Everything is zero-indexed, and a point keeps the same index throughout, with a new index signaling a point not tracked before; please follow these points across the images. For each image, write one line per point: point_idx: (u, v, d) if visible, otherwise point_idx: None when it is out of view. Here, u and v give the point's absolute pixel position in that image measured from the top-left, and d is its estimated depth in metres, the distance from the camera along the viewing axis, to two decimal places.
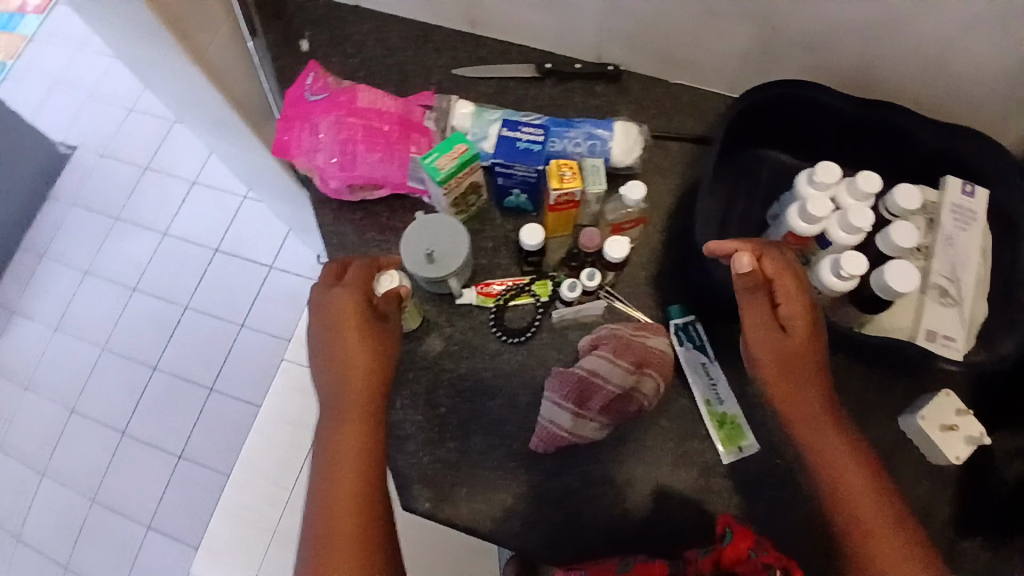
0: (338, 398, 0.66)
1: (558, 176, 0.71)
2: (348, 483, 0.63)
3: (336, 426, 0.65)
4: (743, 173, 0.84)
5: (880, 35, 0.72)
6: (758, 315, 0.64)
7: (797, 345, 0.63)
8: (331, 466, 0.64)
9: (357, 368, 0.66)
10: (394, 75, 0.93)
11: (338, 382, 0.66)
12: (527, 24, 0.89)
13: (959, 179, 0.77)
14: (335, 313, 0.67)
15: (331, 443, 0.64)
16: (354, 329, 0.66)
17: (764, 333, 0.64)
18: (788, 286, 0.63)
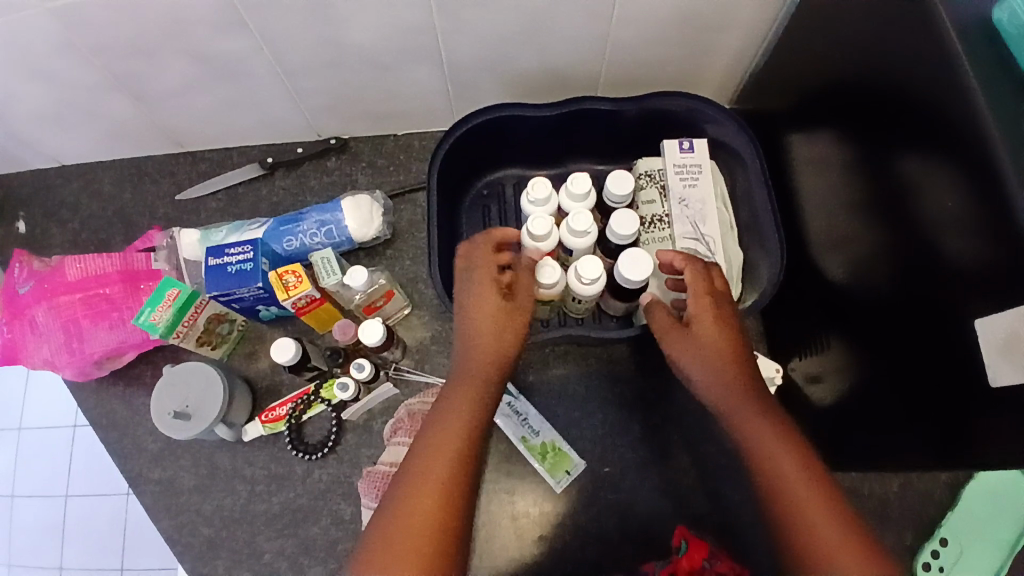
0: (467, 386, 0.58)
1: (283, 286, 0.67)
2: (425, 520, 0.51)
3: (447, 420, 0.55)
4: (488, 198, 0.84)
5: (534, 40, 0.72)
6: (663, 320, 0.65)
7: (713, 335, 0.61)
8: (416, 481, 0.52)
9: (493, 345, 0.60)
10: (120, 225, 0.88)
11: (466, 372, 0.59)
12: (229, 128, 0.85)
13: (676, 137, 0.77)
14: (472, 297, 0.62)
15: (432, 446, 0.54)
16: (489, 306, 0.61)
17: (675, 334, 0.63)
18: (698, 287, 0.64)
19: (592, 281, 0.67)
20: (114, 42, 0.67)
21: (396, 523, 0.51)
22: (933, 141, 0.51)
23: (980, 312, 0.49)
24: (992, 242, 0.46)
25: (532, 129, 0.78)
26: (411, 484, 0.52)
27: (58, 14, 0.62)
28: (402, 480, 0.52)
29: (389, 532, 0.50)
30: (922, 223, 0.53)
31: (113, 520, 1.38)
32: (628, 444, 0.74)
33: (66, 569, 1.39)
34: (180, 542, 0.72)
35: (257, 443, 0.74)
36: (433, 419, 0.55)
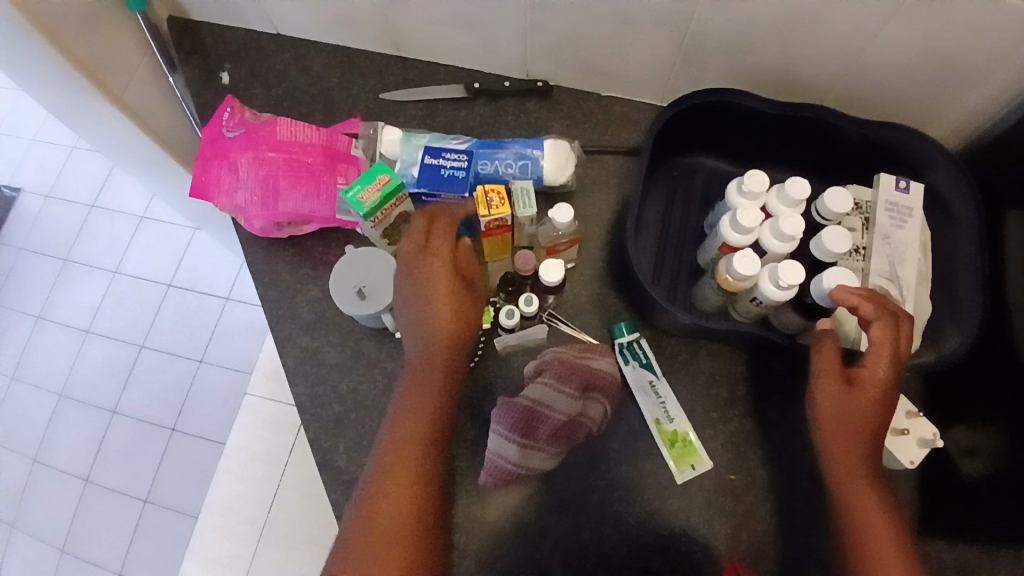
0: (416, 399, 0.65)
1: (485, 203, 0.69)
2: (398, 509, 0.60)
3: (405, 434, 0.64)
4: (678, 182, 0.83)
5: (797, 34, 0.70)
6: (829, 360, 0.64)
7: (862, 405, 0.62)
8: (401, 432, 0.64)
9: (443, 330, 0.67)
10: (319, 104, 0.92)
11: (402, 395, 0.66)
12: (449, 43, 0.87)
13: (894, 175, 0.75)
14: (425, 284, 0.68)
15: (408, 405, 0.65)
16: (439, 292, 0.67)
17: (832, 382, 0.64)
18: (883, 350, 0.62)
19: (790, 287, 0.65)
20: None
21: (377, 498, 0.61)
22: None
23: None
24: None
25: (750, 124, 0.77)
26: (385, 473, 0.62)
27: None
28: (399, 411, 0.65)
29: (369, 514, 0.60)
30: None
31: (180, 379, 1.54)
32: (758, 458, 0.72)
33: (120, 411, 1.54)
34: (309, 410, 0.75)
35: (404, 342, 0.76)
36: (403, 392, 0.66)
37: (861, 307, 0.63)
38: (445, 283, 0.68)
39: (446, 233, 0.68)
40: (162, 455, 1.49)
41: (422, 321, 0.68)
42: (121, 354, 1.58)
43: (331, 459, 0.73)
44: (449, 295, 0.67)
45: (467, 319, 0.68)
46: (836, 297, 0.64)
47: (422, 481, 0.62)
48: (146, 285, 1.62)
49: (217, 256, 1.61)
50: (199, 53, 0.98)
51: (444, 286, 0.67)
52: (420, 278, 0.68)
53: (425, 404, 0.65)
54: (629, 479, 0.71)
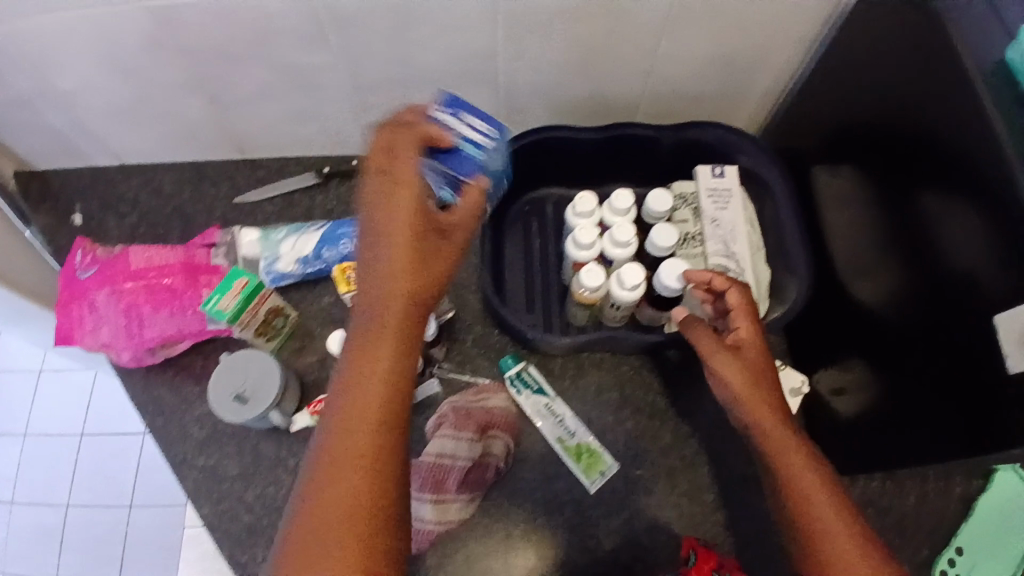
0: (369, 385, 0.52)
1: (346, 280, 0.73)
2: (353, 497, 0.49)
3: (359, 396, 0.51)
4: (531, 216, 0.89)
5: (589, 66, 0.78)
6: (708, 339, 0.68)
7: (750, 368, 0.66)
8: (348, 426, 0.51)
9: (399, 299, 0.54)
10: (177, 222, 0.93)
11: (350, 382, 0.52)
12: (291, 137, 0.91)
13: (709, 164, 0.83)
14: (378, 227, 0.54)
15: (351, 389, 0.52)
16: (405, 243, 0.53)
17: (722, 354, 0.66)
18: (743, 312, 0.68)
19: (635, 287, 0.72)
20: (213, 46, 0.74)
21: (330, 479, 0.49)
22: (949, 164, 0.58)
23: (1001, 309, 0.53)
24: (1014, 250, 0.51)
25: (577, 149, 0.84)
26: (331, 473, 0.49)
27: (160, 13, 0.69)
28: (342, 399, 0.52)
29: (312, 520, 0.48)
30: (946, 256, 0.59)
31: (113, 529, 1.45)
32: (659, 451, 0.77)
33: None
34: (221, 525, 0.75)
35: (303, 431, 0.77)
36: (343, 380, 0.52)
37: (715, 279, 0.70)
38: (413, 229, 0.54)
39: (414, 154, 0.55)
40: None
41: (372, 284, 0.54)
42: (47, 519, 1.48)
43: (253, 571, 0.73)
44: (414, 249, 0.54)
45: (425, 277, 0.54)
46: (691, 277, 0.71)
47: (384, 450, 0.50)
48: (59, 442, 1.53)
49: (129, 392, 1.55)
50: (47, 199, 0.97)
51: (400, 238, 0.54)
52: (376, 215, 0.54)
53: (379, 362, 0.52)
54: (547, 505, 0.74)
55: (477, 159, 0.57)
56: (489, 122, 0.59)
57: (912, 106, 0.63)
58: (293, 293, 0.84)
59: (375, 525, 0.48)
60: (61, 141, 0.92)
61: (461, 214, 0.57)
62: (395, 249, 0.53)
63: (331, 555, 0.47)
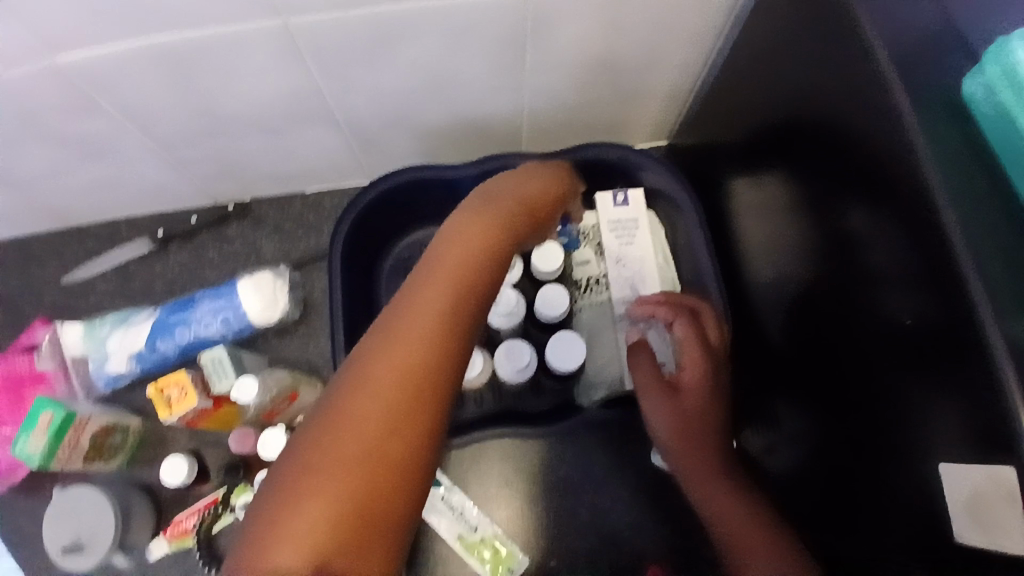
0: (458, 263, 0.42)
1: (166, 403, 0.59)
2: (407, 373, 0.36)
3: (438, 271, 0.41)
4: (410, 265, 0.76)
5: (443, 90, 0.62)
6: (647, 379, 0.60)
7: (685, 411, 0.58)
8: (425, 294, 0.40)
9: (520, 214, 0.49)
10: (3, 315, 0.79)
11: (440, 255, 0.43)
12: (112, 201, 0.75)
13: (610, 189, 0.69)
14: (511, 173, 0.54)
15: (438, 265, 0.42)
16: (538, 189, 0.53)
17: (658, 399, 0.59)
18: (688, 345, 0.59)
19: (521, 369, 0.61)
20: None
21: (383, 336, 0.38)
22: (877, 192, 0.43)
23: (953, 445, 0.38)
24: (946, 330, 0.37)
25: (451, 187, 0.69)
26: (395, 334, 0.38)
27: None
28: (425, 269, 0.42)
29: (348, 395, 0.36)
30: (879, 312, 0.44)
31: None
32: (574, 533, 0.68)
33: None
34: None
35: (168, 560, 0.67)
36: (435, 251, 0.43)
37: (657, 311, 0.61)
38: (547, 185, 0.54)
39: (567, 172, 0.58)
40: None
41: (491, 191, 0.50)
42: None
43: None
44: (541, 198, 0.53)
45: (541, 224, 0.53)
46: (633, 310, 0.63)
47: (446, 357, 0.38)
48: None
49: None
50: None
51: (532, 182, 0.53)
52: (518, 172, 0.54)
53: (465, 254, 0.43)
54: None
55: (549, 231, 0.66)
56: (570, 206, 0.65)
57: (833, 125, 0.47)
58: (140, 394, 0.72)
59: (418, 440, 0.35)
60: None
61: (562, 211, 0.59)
62: (529, 191, 0.52)
63: (359, 444, 0.34)
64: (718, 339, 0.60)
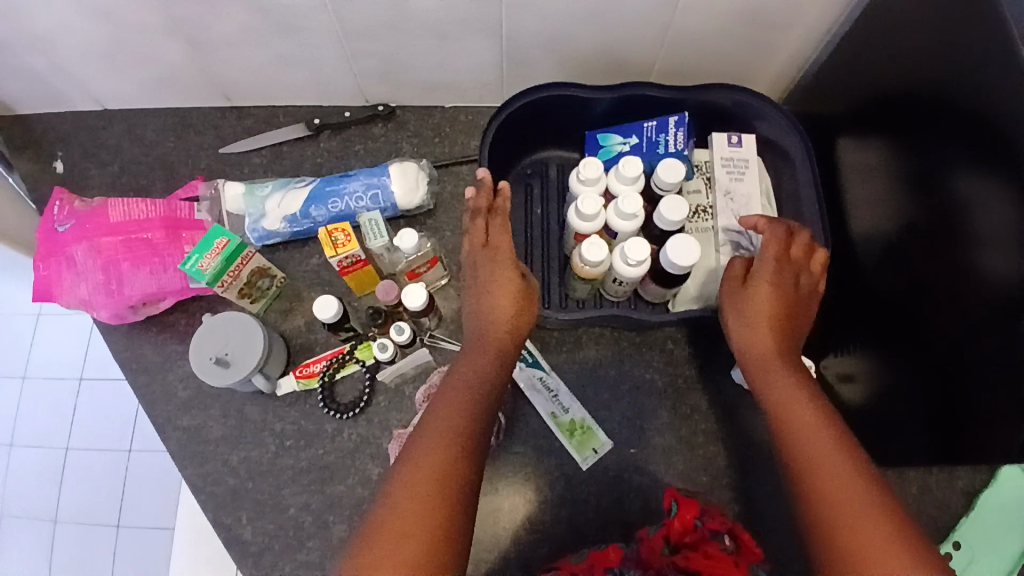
0: (462, 387, 0.60)
1: (332, 243, 0.69)
2: (429, 476, 0.54)
3: (451, 392, 0.60)
4: (532, 180, 0.85)
5: (602, 18, 0.71)
6: (733, 271, 0.68)
7: (761, 302, 0.64)
8: (440, 416, 0.58)
9: (507, 322, 0.64)
10: (160, 174, 0.88)
11: (451, 387, 0.61)
12: (278, 86, 0.85)
13: (725, 132, 0.78)
14: (476, 267, 0.67)
15: (450, 391, 0.60)
16: (504, 284, 0.65)
17: (732, 287, 0.67)
18: (770, 248, 0.66)
19: (639, 263, 0.67)
20: None
21: (412, 455, 0.56)
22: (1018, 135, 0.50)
23: None
24: None
25: (588, 110, 0.79)
26: (419, 449, 0.56)
27: None
28: (442, 398, 0.60)
29: (393, 497, 0.53)
30: (988, 246, 0.53)
31: (113, 473, 1.37)
32: (656, 431, 0.74)
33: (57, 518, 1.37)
34: (205, 489, 0.72)
35: (290, 397, 0.74)
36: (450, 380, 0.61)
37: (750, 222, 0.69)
38: (509, 277, 0.65)
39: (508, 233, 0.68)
40: (111, 559, 1.34)
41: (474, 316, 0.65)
42: (44, 463, 1.40)
43: (237, 534, 0.70)
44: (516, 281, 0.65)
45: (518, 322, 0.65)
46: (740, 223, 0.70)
47: (457, 454, 0.56)
48: (62, 383, 1.42)
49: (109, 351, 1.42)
50: (22, 144, 0.90)
51: (497, 285, 0.65)
52: (484, 268, 0.66)
53: (468, 381, 0.61)
54: (535, 479, 0.73)
55: (664, 151, 0.75)
56: (685, 131, 0.75)
57: (960, 79, 0.56)
58: (281, 253, 0.80)
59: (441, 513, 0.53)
60: (32, 80, 0.83)
61: (505, 242, 0.67)
62: (496, 297, 0.65)
63: (398, 538, 0.51)
64: (800, 257, 0.67)
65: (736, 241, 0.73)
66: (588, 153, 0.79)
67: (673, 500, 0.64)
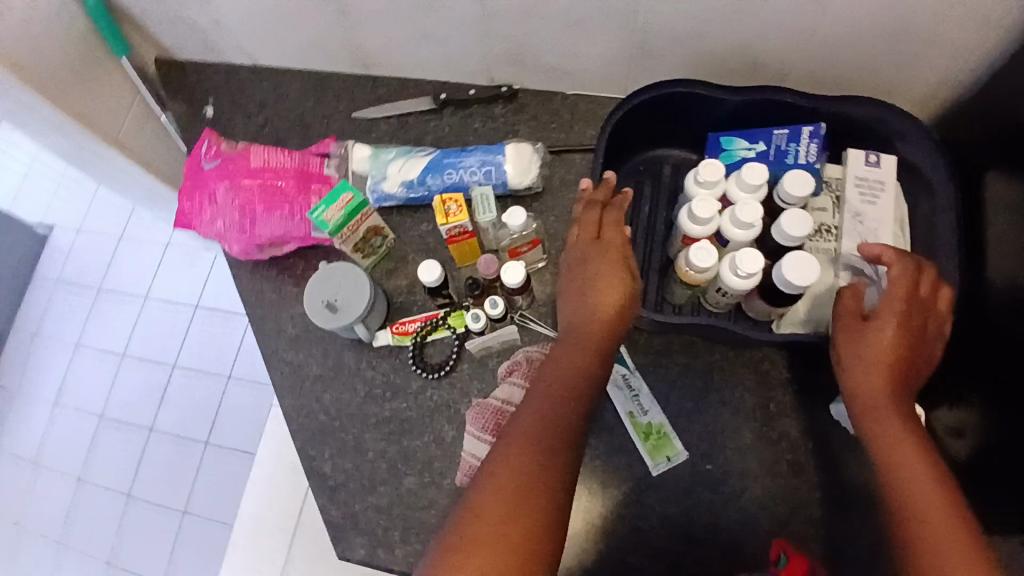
0: (555, 383, 0.61)
1: (444, 212, 0.72)
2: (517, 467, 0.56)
3: (544, 387, 0.61)
4: (643, 177, 0.84)
5: (744, 17, 0.69)
6: (848, 302, 0.64)
7: (883, 344, 0.60)
8: (534, 407, 0.60)
9: (606, 321, 0.64)
10: (296, 129, 0.95)
11: (545, 381, 0.62)
12: (412, 59, 0.89)
13: (861, 150, 0.74)
14: (581, 264, 0.68)
15: (544, 385, 0.62)
16: (609, 284, 0.65)
17: (847, 319, 0.63)
18: (898, 285, 0.61)
19: (751, 276, 0.65)
20: None
21: (503, 444, 0.58)
22: None
23: None
24: None
25: (714, 112, 0.77)
26: (510, 439, 0.58)
27: None
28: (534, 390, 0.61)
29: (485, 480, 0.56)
30: None
31: (211, 395, 1.52)
32: (736, 448, 0.72)
33: (159, 427, 1.54)
34: (297, 420, 0.78)
35: (383, 351, 0.79)
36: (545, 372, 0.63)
37: (880, 255, 0.62)
38: (614, 276, 0.66)
39: (618, 232, 0.68)
40: (198, 471, 1.49)
41: (575, 310, 0.66)
42: (155, 377, 1.57)
43: (319, 465, 0.76)
44: (620, 280, 0.66)
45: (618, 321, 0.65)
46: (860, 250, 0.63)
47: (547, 450, 0.57)
48: (179, 309, 1.59)
49: (221, 285, 1.57)
50: (184, 90, 1.00)
51: (602, 285, 0.65)
52: (589, 265, 0.67)
53: (562, 378, 0.62)
54: (603, 472, 0.73)
55: (792, 162, 0.73)
56: (818, 145, 0.73)
57: None
58: (393, 216, 0.85)
59: (533, 508, 0.54)
60: (201, 33, 0.93)
61: (615, 241, 0.68)
62: (598, 297, 0.65)
63: (491, 520, 0.54)
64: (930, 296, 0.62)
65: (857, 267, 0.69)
66: (708, 155, 0.77)
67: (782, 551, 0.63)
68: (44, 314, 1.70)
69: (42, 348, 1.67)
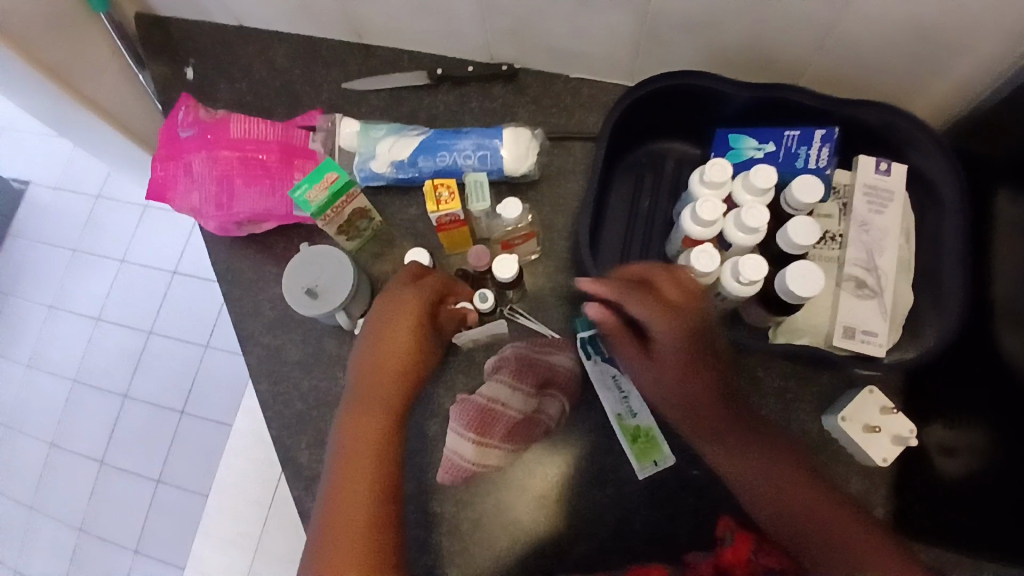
0: (366, 436, 0.56)
1: (434, 198, 0.68)
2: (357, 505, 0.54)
3: (358, 439, 0.56)
4: (645, 170, 0.81)
5: (762, 10, 0.65)
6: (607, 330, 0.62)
7: (687, 381, 0.60)
8: (351, 454, 0.56)
9: (398, 367, 0.60)
10: (282, 98, 0.89)
11: (343, 436, 0.57)
12: (409, 31, 0.84)
13: (872, 157, 0.71)
14: (385, 311, 0.63)
15: (358, 434, 0.57)
16: (409, 328, 0.61)
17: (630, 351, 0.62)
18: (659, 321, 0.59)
19: (753, 283, 0.63)
20: None
21: (341, 478, 0.55)
22: None
23: None
24: None
25: (723, 107, 0.74)
26: (341, 477, 0.55)
27: None
28: (351, 435, 0.57)
29: (332, 504, 0.54)
30: None
31: (188, 364, 1.48)
32: None
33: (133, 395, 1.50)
34: (273, 407, 0.75)
35: None
36: (349, 422, 0.57)
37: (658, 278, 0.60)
38: (412, 319, 0.62)
39: (429, 285, 0.65)
40: (172, 441, 1.45)
41: (373, 351, 0.61)
42: (129, 343, 1.52)
43: (294, 455, 0.73)
44: (419, 329, 0.62)
45: (418, 362, 0.61)
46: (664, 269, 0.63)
47: (378, 495, 0.54)
48: (156, 275, 1.53)
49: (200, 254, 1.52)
50: (163, 48, 0.94)
51: (399, 332, 0.61)
52: (387, 313, 0.62)
53: (367, 428, 0.57)
54: (586, 476, 0.71)
55: (801, 166, 0.70)
56: (829, 150, 0.70)
57: None
58: (382, 197, 0.81)
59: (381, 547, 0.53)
60: None
61: (430, 290, 0.65)
62: (398, 344, 0.61)
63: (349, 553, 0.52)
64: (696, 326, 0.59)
65: (857, 279, 0.68)
66: (714, 152, 0.73)
67: (728, 531, 0.62)
68: (15, 272, 1.63)
69: (12, 307, 1.61)
